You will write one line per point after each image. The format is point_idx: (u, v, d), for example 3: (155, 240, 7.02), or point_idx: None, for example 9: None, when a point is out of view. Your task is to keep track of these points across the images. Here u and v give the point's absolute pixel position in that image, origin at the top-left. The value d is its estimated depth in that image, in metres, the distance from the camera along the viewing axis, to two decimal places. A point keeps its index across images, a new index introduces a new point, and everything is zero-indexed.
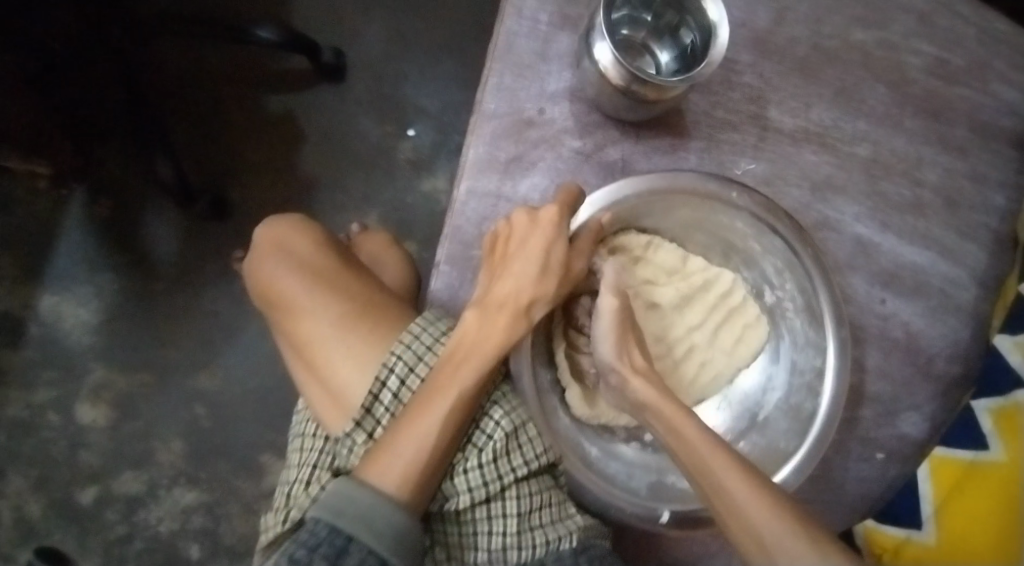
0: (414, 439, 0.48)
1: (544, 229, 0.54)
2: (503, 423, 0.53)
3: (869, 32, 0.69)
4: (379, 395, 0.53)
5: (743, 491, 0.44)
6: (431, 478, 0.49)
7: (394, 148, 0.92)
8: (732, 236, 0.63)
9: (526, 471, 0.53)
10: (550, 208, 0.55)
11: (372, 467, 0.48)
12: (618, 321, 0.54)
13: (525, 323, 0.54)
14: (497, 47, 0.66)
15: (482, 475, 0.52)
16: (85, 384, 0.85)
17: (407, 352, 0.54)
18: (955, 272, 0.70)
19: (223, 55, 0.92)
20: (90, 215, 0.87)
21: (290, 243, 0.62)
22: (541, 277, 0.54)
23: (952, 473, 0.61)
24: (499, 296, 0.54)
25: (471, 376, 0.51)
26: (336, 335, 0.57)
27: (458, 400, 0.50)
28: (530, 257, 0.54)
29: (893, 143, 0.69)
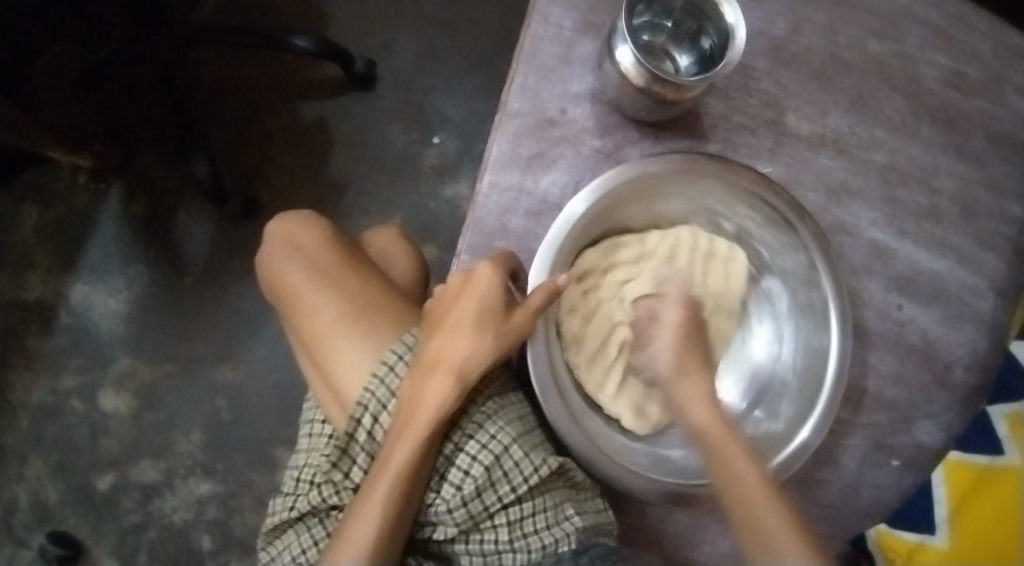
0: (363, 520, 0.50)
1: (478, 291, 0.56)
2: (481, 456, 0.53)
3: (885, 43, 0.70)
4: (355, 433, 0.55)
5: (771, 516, 0.43)
6: (391, 545, 0.51)
7: (419, 154, 0.95)
8: (700, 195, 0.65)
9: (512, 496, 0.53)
10: (483, 267, 0.56)
11: (329, 552, 0.51)
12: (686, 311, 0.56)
13: (467, 383, 0.54)
14: (523, 50, 0.69)
15: (465, 511, 0.53)
16: (109, 373, 0.87)
17: (374, 399, 0.55)
18: (973, 281, 0.70)
19: (260, 62, 0.95)
20: (125, 211, 0.91)
21: (297, 238, 0.64)
22: (480, 335, 0.55)
23: (966, 476, 0.60)
24: (428, 358, 0.54)
25: (413, 446, 0.51)
26: (336, 334, 0.59)
27: (405, 469, 0.51)
28: (465, 322, 0.55)
29: (909, 151, 0.70)
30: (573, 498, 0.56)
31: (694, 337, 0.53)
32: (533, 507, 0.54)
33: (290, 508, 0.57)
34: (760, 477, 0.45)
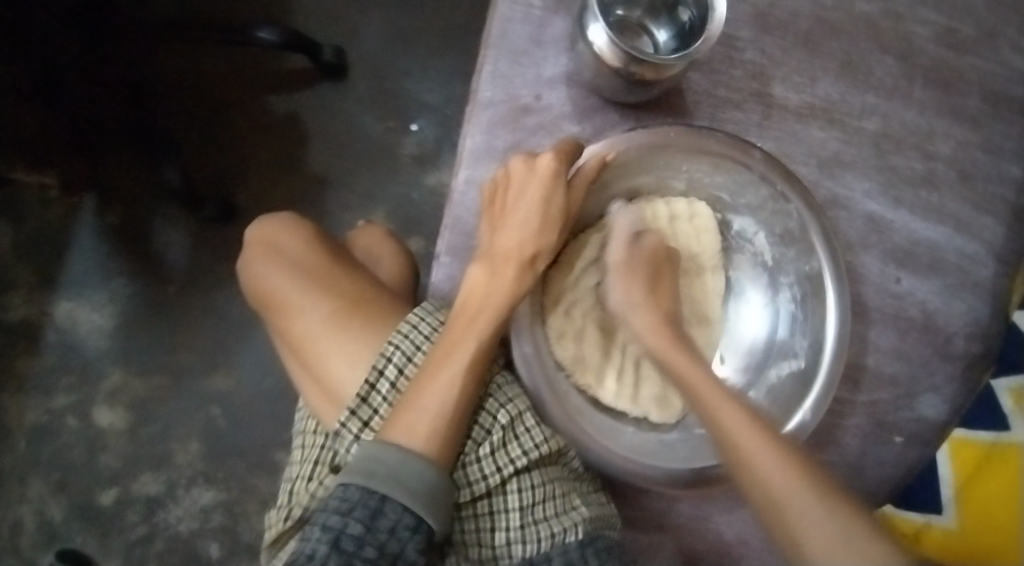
0: (437, 393, 0.49)
1: (541, 177, 0.55)
2: (501, 413, 0.53)
3: (874, 3, 0.67)
4: (376, 382, 0.51)
5: (747, 438, 0.47)
6: (456, 434, 0.49)
7: (396, 143, 0.92)
8: (645, 169, 0.61)
9: (526, 460, 0.52)
10: (546, 156, 0.55)
11: (398, 425, 0.48)
12: (626, 267, 0.58)
13: (529, 274, 0.55)
14: (491, 34, 0.65)
15: (481, 470, 0.52)
16: (102, 388, 0.87)
17: (406, 342, 0.53)
18: (974, 248, 0.67)
19: (225, 55, 0.92)
20: (102, 221, 0.88)
21: (280, 242, 0.63)
22: (541, 229, 0.55)
23: (972, 454, 0.59)
24: (503, 248, 0.55)
25: (485, 328, 0.52)
26: (327, 333, 0.56)
27: (479, 350, 0.51)
28: (530, 207, 0.55)
29: (903, 116, 0.67)
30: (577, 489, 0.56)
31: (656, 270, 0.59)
32: (541, 492, 0.52)
33: (286, 519, 0.55)
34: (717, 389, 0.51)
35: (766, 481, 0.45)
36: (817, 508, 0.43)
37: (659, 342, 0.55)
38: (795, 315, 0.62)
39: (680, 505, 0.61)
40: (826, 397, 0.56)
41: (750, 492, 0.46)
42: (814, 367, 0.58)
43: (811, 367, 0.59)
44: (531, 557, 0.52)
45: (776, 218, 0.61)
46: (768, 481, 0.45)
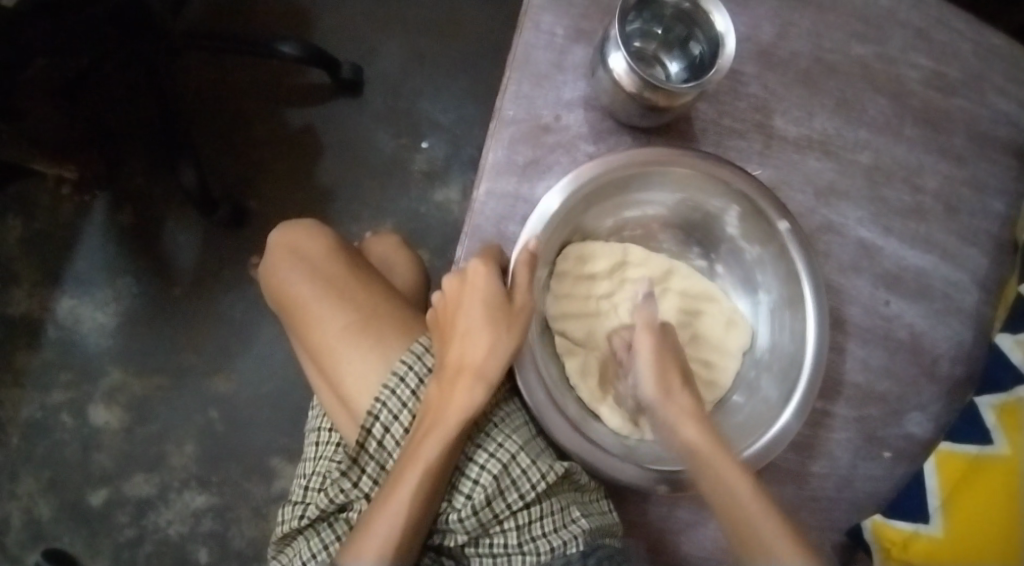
0: (387, 518, 0.51)
1: (475, 289, 0.57)
2: (491, 464, 0.56)
3: (868, 46, 0.73)
4: (366, 443, 0.56)
5: (780, 545, 0.47)
6: (412, 542, 0.52)
7: (408, 160, 0.95)
8: (609, 198, 0.63)
9: (523, 502, 0.55)
10: (477, 265, 0.57)
11: (350, 550, 0.51)
12: (655, 357, 0.58)
13: (483, 383, 0.55)
14: (516, 58, 0.69)
15: (477, 519, 0.55)
16: (100, 387, 0.86)
17: (392, 400, 0.56)
18: (956, 276, 0.72)
19: (244, 68, 0.94)
20: (111, 221, 0.89)
21: (303, 248, 0.64)
22: (489, 335, 0.56)
23: (958, 465, 0.63)
24: (453, 361, 0.56)
25: (436, 445, 0.52)
26: (344, 344, 0.59)
27: (427, 470, 0.52)
28: (472, 318, 0.57)
29: (893, 151, 0.72)
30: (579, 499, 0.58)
31: (666, 364, 0.57)
32: (539, 512, 0.56)
33: (299, 516, 0.57)
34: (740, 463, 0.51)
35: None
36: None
37: (701, 437, 0.53)
38: (777, 308, 0.66)
39: (680, 512, 0.63)
40: (822, 336, 0.61)
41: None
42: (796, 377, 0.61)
43: (793, 373, 0.62)
44: None
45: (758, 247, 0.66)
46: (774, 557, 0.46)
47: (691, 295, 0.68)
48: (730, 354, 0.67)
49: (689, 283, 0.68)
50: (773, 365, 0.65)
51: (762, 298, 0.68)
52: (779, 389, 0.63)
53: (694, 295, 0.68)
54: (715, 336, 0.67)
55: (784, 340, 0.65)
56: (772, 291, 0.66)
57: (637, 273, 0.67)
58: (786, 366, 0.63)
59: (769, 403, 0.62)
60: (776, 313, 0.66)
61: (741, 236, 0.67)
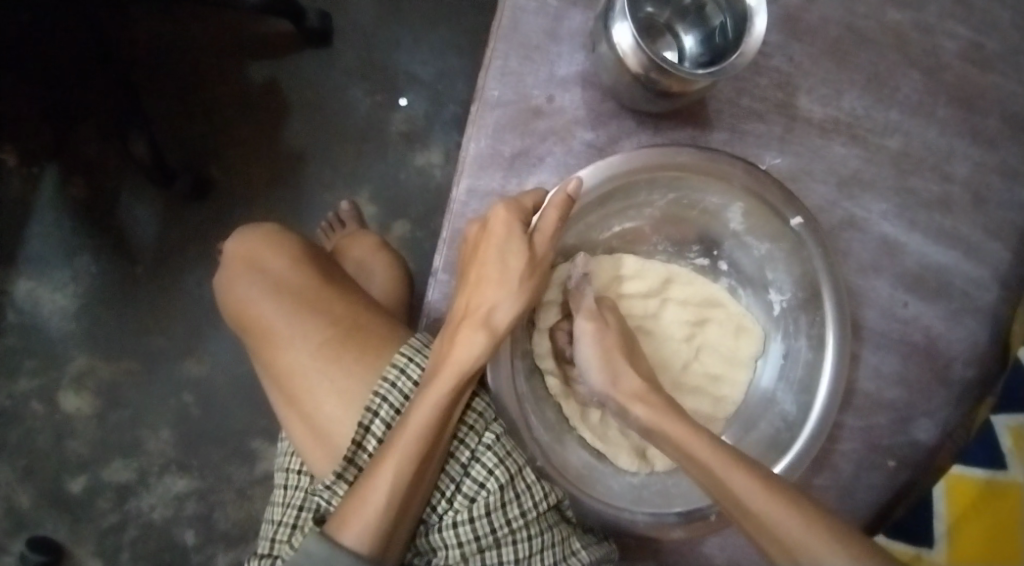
0: (377, 485, 0.46)
1: (495, 236, 0.51)
2: (497, 472, 0.50)
3: (906, 12, 0.63)
4: (363, 440, 0.50)
5: (760, 501, 0.43)
6: (400, 520, 0.47)
7: (385, 120, 0.85)
8: (614, 201, 0.56)
9: (525, 520, 0.50)
10: (499, 211, 0.50)
11: (337, 518, 0.46)
12: (598, 348, 0.52)
13: (483, 333, 0.50)
14: (502, 25, 0.60)
15: (474, 529, 0.49)
16: (67, 372, 0.82)
17: (393, 393, 0.51)
18: (981, 273, 0.66)
19: (199, 16, 0.84)
20: (63, 196, 0.82)
21: (263, 259, 0.56)
22: (501, 281, 0.51)
23: (968, 492, 0.59)
24: (462, 313, 0.51)
25: (434, 406, 0.47)
26: (317, 368, 0.53)
27: (422, 436, 0.47)
28: (495, 265, 0.51)
29: (925, 135, 0.64)
30: (576, 529, 0.55)
31: (609, 348, 0.52)
32: (539, 544, 0.51)
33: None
34: (713, 446, 0.46)
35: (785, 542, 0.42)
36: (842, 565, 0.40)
37: (653, 416, 0.49)
38: (783, 329, 0.60)
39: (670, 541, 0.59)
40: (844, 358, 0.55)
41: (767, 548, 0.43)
42: (808, 403, 0.56)
43: (805, 402, 0.57)
44: None
45: (770, 258, 0.60)
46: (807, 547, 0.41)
47: (692, 303, 0.60)
48: (741, 364, 0.60)
49: (690, 290, 0.60)
50: (784, 386, 0.59)
51: (773, 297, 0.61)
52: (786, 417, 0.58)
53: (693, 303, 0.60)
54: (724, 347, 0.60)
55: (799, 347, 0.59)
56: (785, 291, 0.59)
57: (635, 287, 0.59)
58: (796, 392, 0.58)
59: (772, 435, 0.57)
60: (789, 314, 0.60)
61: (748, 230, 0.60)
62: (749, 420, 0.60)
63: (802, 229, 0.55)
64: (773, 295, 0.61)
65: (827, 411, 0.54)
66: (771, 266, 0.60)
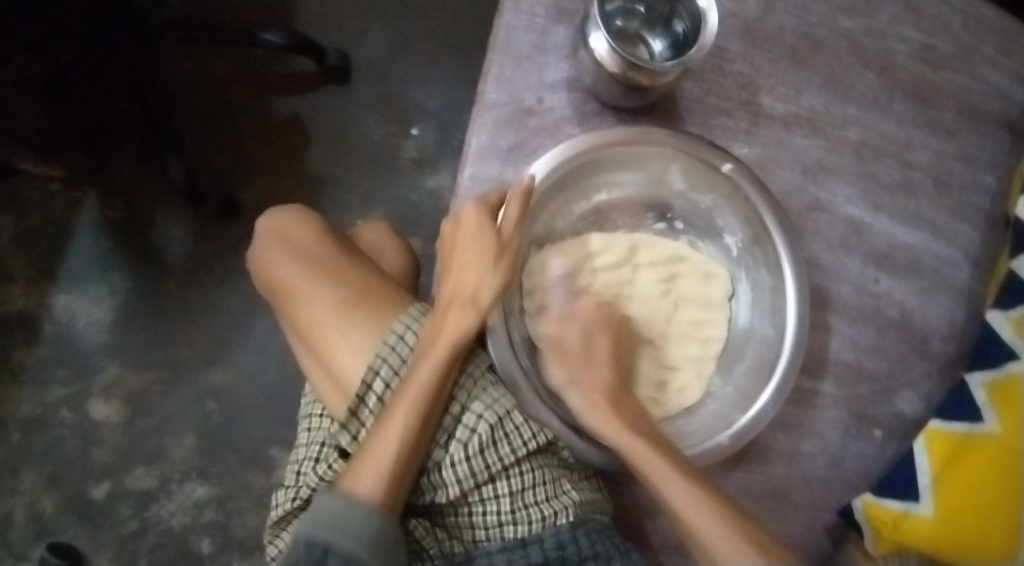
0: (384, 444, 0.51)
1: (467, 229, 0.58)
2: (487, 415, 0.55)
3: (857, 19, 0.71)
4: (365, 397, 0.55)
5: (693, 511, 0.51)
6: (405, 474, 0.52)
7: (398, 147, 0.94)
8: (577, 178, 0.63)
9: (517, 457, 0.54)
10: (468, 209, 0.58)
11: (350, 476, 0.51)
12: (581, 327, 0.59)
13: (473, 312, 0.56)
14: (497, 40, 0.68)
15: (470, 467, 0.54)
16: (98, 381, 0.87)
17: (392, 354, 0.56)
18: (947, 252, 0.71)
19: (231, 58, 0.94)
20: (103, 215, 0.89)
21: (289, 232, 0.64)
22: (479, 266, 0.57)
23: (948, 443, 0.63)
24: (448, 295, 0.57)
25: (430, 372, 0.53)
26: (331, 321, 0.58)
27: (421, 397, 0.53)
28: (471, 252, 0.58)
29: (883, 127, 0.71)
30: (569, 474, 0.59)
31: (591, 327, 0.59)
32: (532, 480, 0.55)
33: (293, 498, 0.56)
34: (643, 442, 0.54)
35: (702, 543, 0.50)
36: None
37: (603, 415, 0.56)
38: (753, 283, 0.68)
39: None
40: (802, 298, 0.64)
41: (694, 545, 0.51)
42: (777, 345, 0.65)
43: (778, 346, 0.64)
44: (523, 538, 0.54)
45: (725, 215, 0.68)
46: (713, 550, 0.49)
47: (660, 265, 0.66)
48: (717, 305, 0.67)
49: (654, 253, 0.66)
50: (759, 336, 0.67)
51: (728, 241, 0.69)
52: (761, 363, 0.65)
53: (662, 267, 0.65)
54: (697, 295, 0.66)
55: (762, 276, 0.67)
56: (737, 232, 0.68)
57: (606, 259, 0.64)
58: (768, 336, 0.66)
59: (751, 379, 0.65)
60: (746, 253, 0.69)
61: (690, 188, 0.68)
62: (732, 358, 0.67)
63: (753, 188, 0.64)
64: (728, 240, 0.69)
65: (794, 352, 0.63)
66: (723, 222, 0.69)
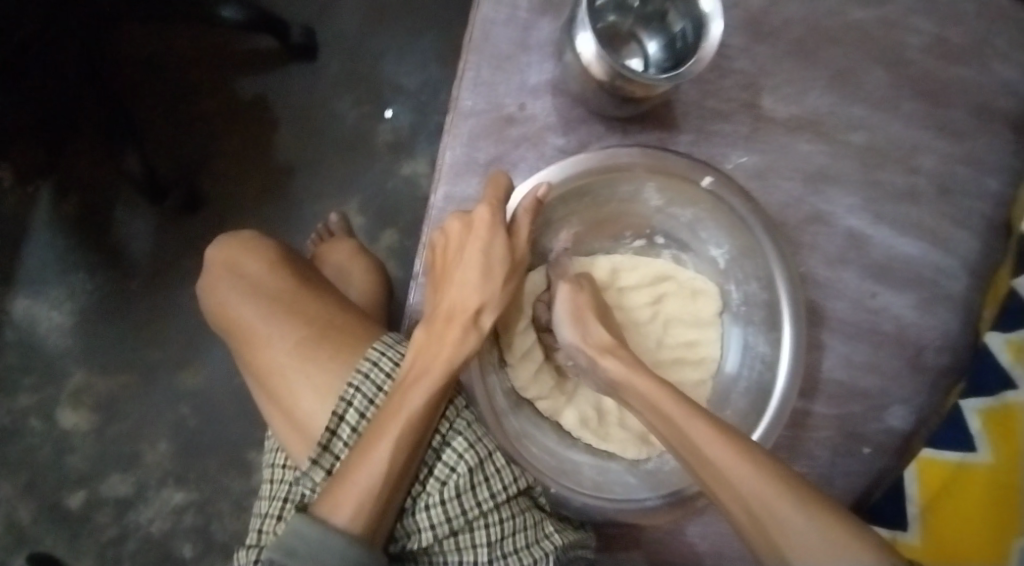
0: (367, 468, 0.47)
1: (478, 234, 0.53)
2: (468, 455, 0.52)
3: (867, 9, 0.65)
4: (337, 428, 0.51)
5: (715, 448, 0.46)
6: (390, 502, 0.48)
7: (371, 130, 0.89)
8: (562, 203, 0.58)
9: (495, 502, 0.52)
10: (483, 211, 0.53)
11: (326, 500, 0.47)
12: (572, 306, 0.56)
13: (474, 332, 0.53)
14: (473, 38, 0.62)
15: (445, 511, 0.51)
16: (66, 388, 0.84)
17: (366, 384, 0.52)
18: (948, 263, 0.67)
19: (188, 37, 0.88)
20: (60, 214, 0.84)
21: (241, 264, 0.60)
22: (483, 282, 0.54)
23: (939, 473, 0.61)
24: (446, 308, 0.53)
25: (424, 395, 0.50)
26: (295, 364, 0.55)
27: (413, 419, 0.49)
28: (471, 263, 0.53)
29: (890, 129, 0.65)
30: (550, 516, 0.57)
31: (582, 308, 0.56)
32: (512, 527, 0.53)
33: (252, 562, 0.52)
34: (678, 401, 0.49)
35: (748, 503, 0.44)
36: (801, 517, 0.42)
37: (621, 368, 0.52)
38: (743, 314, 0.62)
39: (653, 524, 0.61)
40: (800, 339, 0.56)
41: (735, 515, 0.45)
42: (767, 384, 0.58)
43: (770, 376, 0.58)
44: None
45: (708, 233, 0.61)
46: (747, 498, 0.44)
47: (647, 286, 0.62)
48: (709, 322, 0.62)
49: (639, 274, 0.62)
50: (752, 366, 0.60)
51: (714, 252, 0.62)
52: (754, 390, 0.59)
53: (650, 292, 0.62)
54: (685, 314, 0.62)
55: (753, 289, 0.60)
56: (722, 244, 0.61)
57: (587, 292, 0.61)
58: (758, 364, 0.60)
59: (744, 409, 0.59)
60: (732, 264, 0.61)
61: (668, 203, 0.60)
62: (729, 379, 0.61)
63: (741, 207, 0.56)
64: (713, 250, 0.62)
65: (787, 393, 0.56)
66: (706, 237, 0.62)
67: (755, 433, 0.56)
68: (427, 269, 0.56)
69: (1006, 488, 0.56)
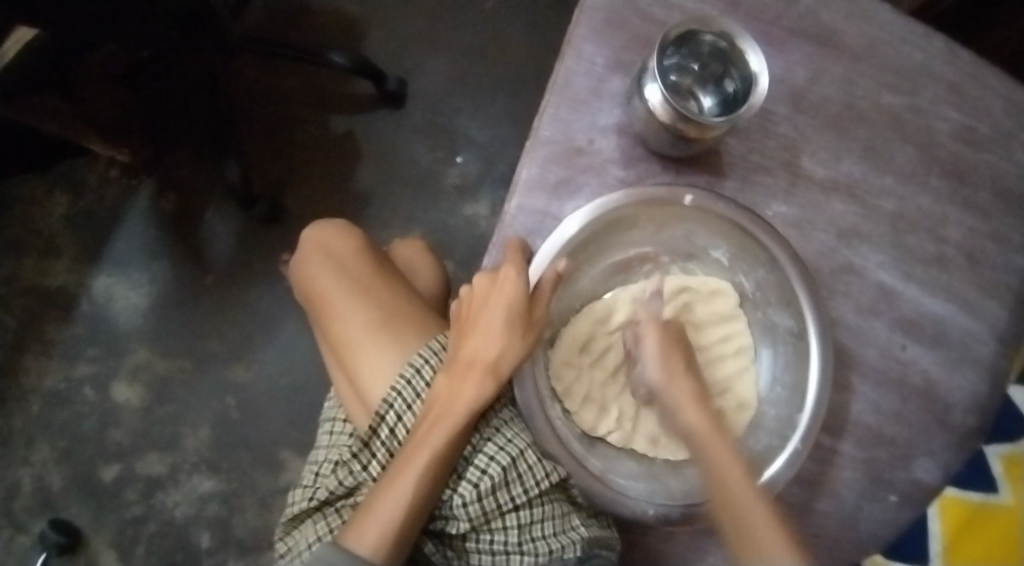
0: (393, 497, 0.55)
1: (502, 293, 0.57)
2: (498, 458, 0.59)
3: (899, 96, 0.75)
4: (378, 428, 0.59)
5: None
6: (414, 523, 0.55)
7: (441, 174, 0.99)
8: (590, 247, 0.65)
9: (526, 496, 0.59)
10: (507, 270, 0.57)
11: (352, 530, 0.54)
12: (659, 348, 0.63)
13: (493, 380, 0.58)
14: (555, 81, 0.71)
15: (480, 506, 0.58)
16: (125, 364, 0.91)
17: (407, 390, 0.60)
18: (975, 327, 0.73)
19: (298, 76, 1.00)
20: (155, 207, 0.95)
21: (332, 245, 0.70)
22: (503, 334, 0.58)
23: (961, 512, 0.72)
24: (468, 354, 0.59)
25: (444, 433, 0.56)
26: (364, 335, 0.63)
27: (434, 457, 0.56)
28: (493, 318, 0.58)
29: (918, 201, 0.74)
30: (579, 511, 0.62)
31: (666, 348, 0.63)
32: (540, 514, 0.59)
33: (309, 499, 0.60)
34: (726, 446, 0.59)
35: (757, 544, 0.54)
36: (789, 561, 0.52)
37: (700, 421, 0.60)
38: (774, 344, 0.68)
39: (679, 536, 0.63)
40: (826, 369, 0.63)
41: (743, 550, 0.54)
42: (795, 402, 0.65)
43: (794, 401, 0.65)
44: None
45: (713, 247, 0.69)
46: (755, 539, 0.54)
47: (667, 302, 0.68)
48: (733, 317, 0.70)
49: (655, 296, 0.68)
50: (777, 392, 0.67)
51: (717, 254, 0.70)
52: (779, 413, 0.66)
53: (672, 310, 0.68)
54: (709, 316, 0.70)
55: (780, 324, 0.67)
56: (722, 247, 0.68)
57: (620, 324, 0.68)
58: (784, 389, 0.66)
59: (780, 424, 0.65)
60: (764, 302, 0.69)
61: (662, 228, 0.68)
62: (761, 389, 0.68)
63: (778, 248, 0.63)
64: (720, 255, 0.70)
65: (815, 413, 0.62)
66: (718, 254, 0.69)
67: (790, 447, 0.62)
68: (459, 307, 0.62)
69: (1018, 527, 0.69)
